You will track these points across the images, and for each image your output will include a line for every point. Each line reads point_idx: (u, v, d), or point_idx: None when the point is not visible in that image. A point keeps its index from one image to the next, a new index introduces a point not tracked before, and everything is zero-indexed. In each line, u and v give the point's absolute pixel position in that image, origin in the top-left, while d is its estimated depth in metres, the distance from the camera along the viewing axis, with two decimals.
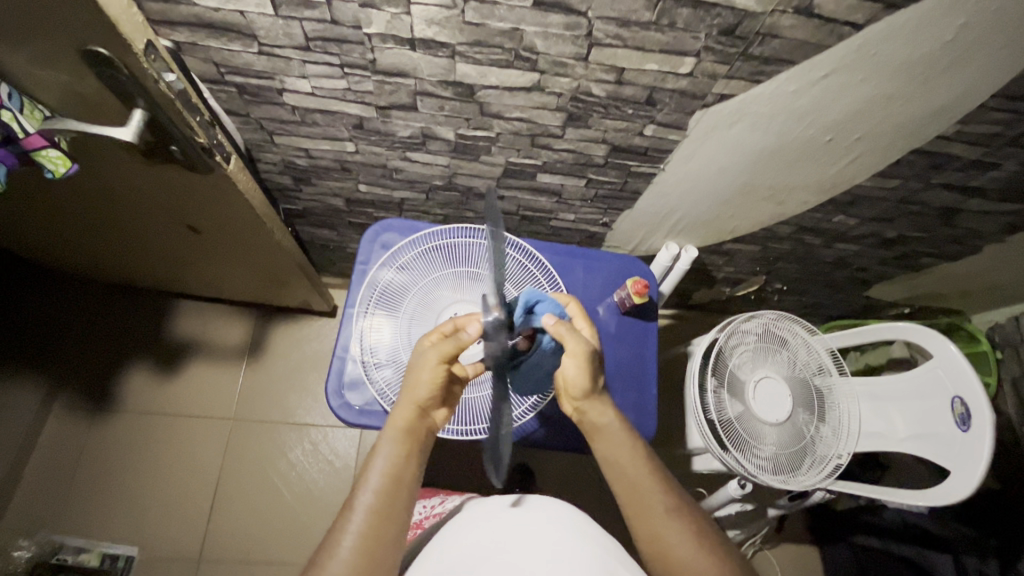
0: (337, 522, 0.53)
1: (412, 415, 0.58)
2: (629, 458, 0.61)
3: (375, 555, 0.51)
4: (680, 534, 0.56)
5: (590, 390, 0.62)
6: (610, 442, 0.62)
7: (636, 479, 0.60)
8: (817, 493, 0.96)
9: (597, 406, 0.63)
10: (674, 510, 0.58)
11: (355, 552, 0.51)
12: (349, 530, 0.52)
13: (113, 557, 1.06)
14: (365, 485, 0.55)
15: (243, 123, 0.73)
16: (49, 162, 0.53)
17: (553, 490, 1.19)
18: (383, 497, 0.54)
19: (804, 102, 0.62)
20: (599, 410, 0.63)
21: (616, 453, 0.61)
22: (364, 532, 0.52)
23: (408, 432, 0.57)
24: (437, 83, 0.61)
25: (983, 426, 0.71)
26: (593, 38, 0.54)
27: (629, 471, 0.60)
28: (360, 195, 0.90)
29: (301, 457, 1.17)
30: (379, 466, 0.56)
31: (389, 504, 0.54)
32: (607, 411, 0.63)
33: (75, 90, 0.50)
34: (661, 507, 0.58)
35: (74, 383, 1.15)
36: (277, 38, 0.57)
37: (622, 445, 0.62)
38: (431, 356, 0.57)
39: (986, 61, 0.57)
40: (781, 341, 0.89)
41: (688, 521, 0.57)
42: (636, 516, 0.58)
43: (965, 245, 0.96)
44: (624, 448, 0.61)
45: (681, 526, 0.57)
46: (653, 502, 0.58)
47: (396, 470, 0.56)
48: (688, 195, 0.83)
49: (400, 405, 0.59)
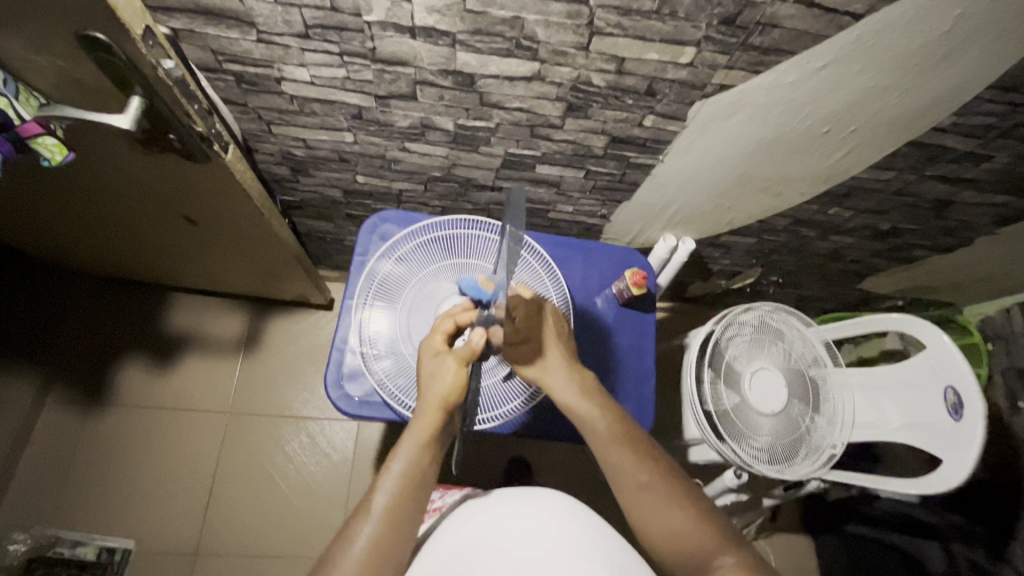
0: (351, 522, 0.53)
1: (437, 421, 0.60)
2: (600, 433, 0.63)
3: (387, 557, 0.51)
4: (659, 506, 0.56)
5: (536, 374, 0.67)
6: (581, 421, 0.65)
7: (606, 452, 0.62)
8: (810, 483, 0.97)
9: (557, 385, 0.67)
10: (647, 484, 0.58)
11: (368, 553, 0.51)
12: (364, 531, 0.52)
13: (110, 550, 1.06)
14: (382, 487, 0.55)
15: (240, 112, 0.72)
16: (45, 150, 0.52)
17: (550, 481, 1.20)
18: (399, 501, 0.54)
19: (801, 94, 0.62)
20: (560, 390, 0.66)
21: (590, 429, 0.64)
22: (379, 533, 0.52)
23: (429, 439, 0.59)
24: (437, 72, 0.61)
25: (975, 414, 0.73)
26: (594, 27, 0.54)
27: (603, 448, 0.62)
28: (358, 186, 0.90)
29: (298, 450, 1.17)
30: (398, 469, 0.56)
31: (403, 508, 0.54)
32: (570, 388, 0.66)
33: (72, 76, 0.50)
34: (635, 481, 0.58)
35: (69, 376, 1.14)
36: (276, 26, 0.56)
37: (591, 422, 0.64)
38: (453, 362, 0.62)
39: (982, 52, 0.57)
40: (777, 332, 0.90)
41: (665, 492, 0.57)
42: (620, 490, 0.60)
43: (958, 237, 0.97)
44: (595, 424, 0.63)
45: (657, 496, 0.57)
46: (629, 474, 0.59)
47: (416, 475, 0.56)
48: (687, 186, 0.83)
49: (423, 410, 0.60)
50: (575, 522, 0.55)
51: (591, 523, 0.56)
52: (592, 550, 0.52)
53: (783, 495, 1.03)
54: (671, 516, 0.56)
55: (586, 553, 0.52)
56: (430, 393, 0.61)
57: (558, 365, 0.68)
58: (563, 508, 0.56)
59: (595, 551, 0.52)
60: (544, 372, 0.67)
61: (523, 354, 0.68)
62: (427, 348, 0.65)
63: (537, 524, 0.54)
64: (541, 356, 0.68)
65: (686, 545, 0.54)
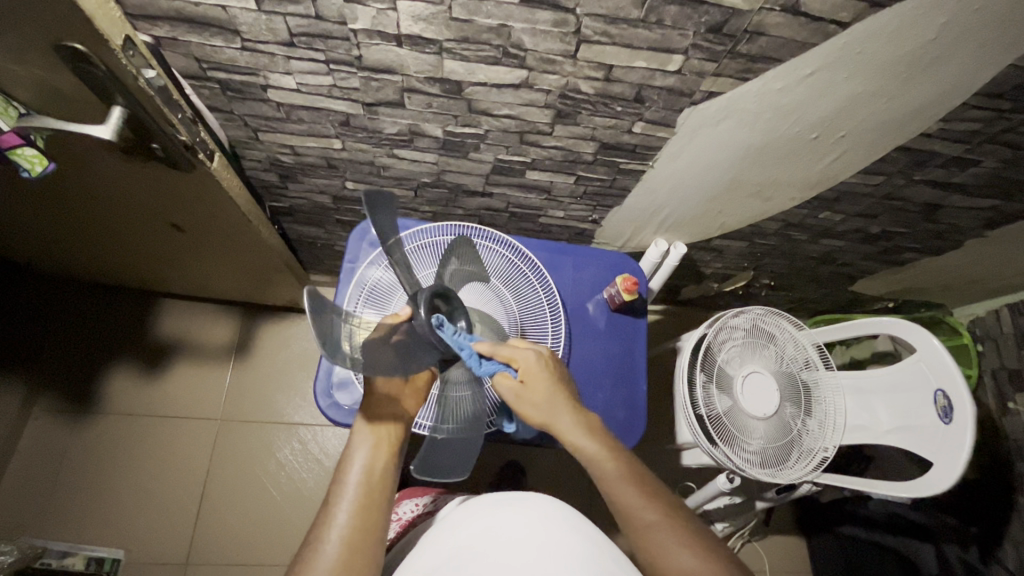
0: (321, 519, 0.53)
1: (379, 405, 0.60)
2: (607, 474, 0.59)
3: (364, 544, 0.51)
4: (669, 544, 0.54)
5: (544, 422, 0.63)
6: (587, 462, 0.61)
7: (615, 494, 0.58)
8: (803, 486, 0.97)
9: (564, 428, 0.62)
10: (655, 523, 0.56)
11: (344, 543, 0.51)
12: (336, 525, 0.52)
13: (99, 560, 1.05)
14: (347, 480, 0.55)
15: (227, 120, 0.72)
16: (24, 161, 0.52)
17: (543, 486, 1.20)
18: (366, 490, 0.55)
19: (789, 100, 0.62)
20: (568, 433, 0.62)
21: (595, 470, 0.60)
22: (352, 524, 0.52)
23: (381, 427, 0.59)
24: (424, 79, 0.61)
25: (965, 418, 0.73)
26: (582, 35, 0.53)
27: (611, 490, 0.58)
28: (347, 192, 0.89)
29: (290, 457, 1.17)
30: (359, 459, 0.56)
31: (371, 496, 0.54)
32: (578, 430, 0.62)
33: (51, 85, 0.49)
34: (643, 521, 0.56)
35: (57, 385, 1.13)
36: (260, 34, 0.56)
37: (596, 461, 0.60)
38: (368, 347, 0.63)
39: (967, 59, 0.57)
40: (768, 336, 0.90)
41: (670, 530, 0.55)
42: (630, 537, 0.57)
43: (947, 240, 0.97)
44: (602, 464, 0.60)
45: (664, 536, 0.55)
46: (635, 513, 0.57)
47: (373, 461, 0.57)
48: (677, 190, 0.83)
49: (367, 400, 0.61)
50: (563, 524, 0.54)
51: (582, 528, 0.55)
52: (579, 552, 0.51)
53: (776, 498, 1.04)
54: (682, 555, 0.53)
55: (573, 558, 0.50)
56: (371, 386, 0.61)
57: (563, 408, 0.63)
58: (551, 513, 0.56)
59: (582, 552, 0.51)
60: (552, 418, 0.63)
61: (529, 401, 0.63)
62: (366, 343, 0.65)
63: (525, 526, 0.53)
64: (548, 400, 0.63)
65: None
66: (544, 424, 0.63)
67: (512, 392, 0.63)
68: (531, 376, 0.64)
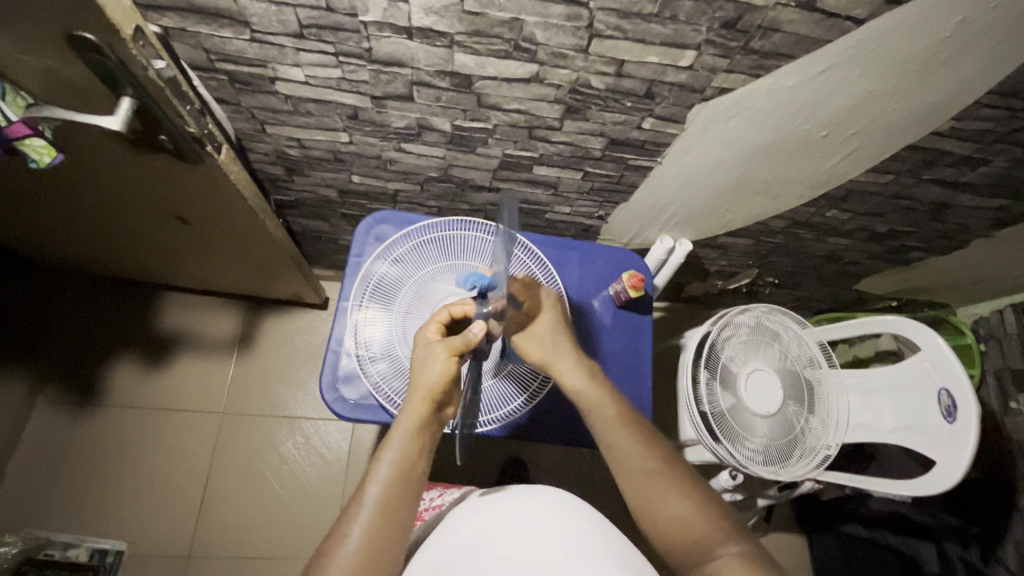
0: (344, 515, 0.53)
1: (424, 408, 0.58)
2: (606, 420, 0.62)
3: (384, 546, 0.51)
4: (665, 493, 0.57)
5: (541, 357, 0.66)
6: (587, 405, 0.64)
7: (612, 439, 0.61)
8: (804, 484, 0.98)
9: (563, 368, 0.65)
10: (654, 470, 0.58)
11: (365, 542, 0.50)
12: (358, 523, 0.51)
13: (102, 551, 1.05)
14: (375, 477, 0.54)
15: (234, 112, 0.71)
16: (32, 152, 0.51)
17: (545, 482, 1.20)
18: (393, 491, 0.54)
19: (802, 96, 0.62)
20: (566, 374, 0.65)
21: (595, 413, 0.63)
22: (374, 523, 0.51)
23: (418, 428, 0.57)
24: (434, 73, 0.60)
25: (968, 417, 0.73)
26: (594, 30, 0.53)
27: (609, 434, 0.61)
28: (353, 186, 0.89)
29: (292, 451, 1.17)
30: (391, 459, 0.55)
31: (399, 496, 0.54)
32: (577, 369, 0.65)
33: (60, 75, 0.49)
34: (643, 467, 0.59)
35: (60, 377, 1.13)
36: (270, 25, 0.55)
37: (596, 406, 0.63)
38: (441, 351, 0.59)
39: (981, 57, 0.57)
40: (772, 334, 0.89)
41: (671, 481, 0.58)
42: (622, 478, 0.60)
43: (954, 240, 0.97)
44: (604, 409, 0.63)
45: (665, 483, 0.58)
46: (636, 462, 0.59)
47: (405, 465, 0.55)
48: (686, 187, 0.82)
49: (411, 399, 0.59)
50: (576, 516, 0.54)
51: (594, 519, 0.55)
52: (595, 545, 0.51)
53: (778, 495, 1.04)
54: (676, 502, 0.56)
55: (590, 549, 0.50)
56: (416, 381, 0.59)
57: (563, 346, 0.67)
58: (566, 506, 0.55)
59: (599, 545, 0.51)
60: (551, 355, 0.66)
61: (530, 334, 0.67)
62: (421, 337, 0.62)
63: (539, 520, 0.53)
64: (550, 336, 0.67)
65: (689, 533, 0.55)
66: (542, 362, 0.66)
67: (520, 323, 0.67)
68: (536, 310, 0.68)
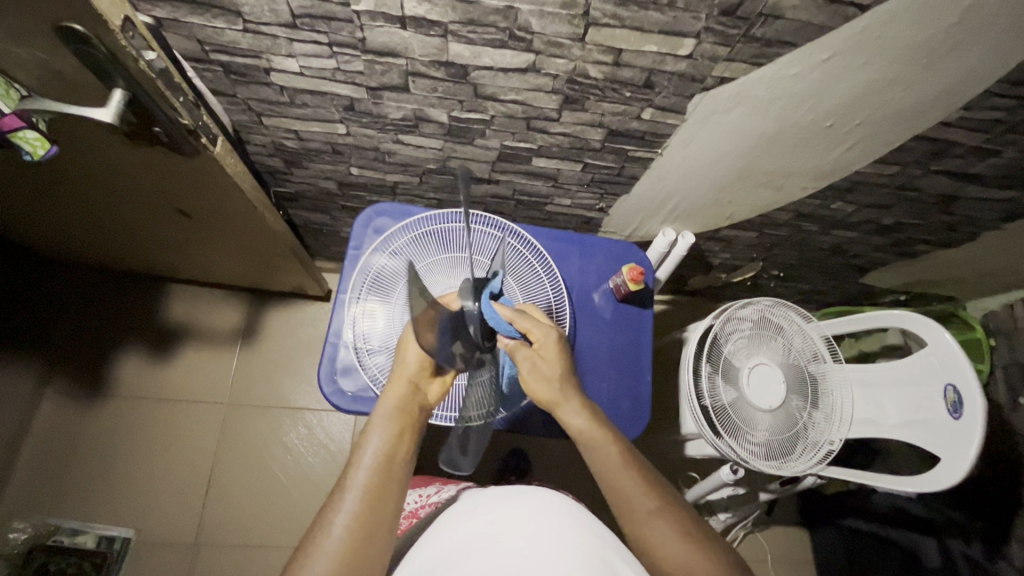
0: (329, 503, 0.52)
1: (404, 390, 0.60)
2: (610, 460, 0.60)
3: (371, 533, 0.51)
4: (667, 535, 0.55)
5: (551, 398, 0.64)
6: (590, 447, 0.62)
7: (616, 480, 0.59)
8: (807, 480, 0.97)
9: (568, 410, 0.64)
10: (656, 511, 0.57)
11: (350, 529, 0.50)
12: (343, 510, 0.51)
13: (110, 538, 1.07)
14: (360, 463, 0.54)
15: (230, 104, 0.71)
16: (26, 144, 0.51)
17: (545, 474, 1.20)
18: (378, 478, 0.54)
19: (804, 86, 0.61)
20: (571, 415, 0.63)
21: (598, 456, 0.61)
22: (360, 509, 0.51)
23: (400, 408, 0.59)
24: (429, 63, 0.59)
25: (974, 413, 0.72)
26: (590, 18, 0.52)
27: (611, 478, 0.60)
28: (352, 178, 0.89)
29: (296, 441, 1.18)
30: (375, 444, 0.56)
31: (383, 481, 0.54)
32: (582, 412, 0.63)
33: (52, 68, 0.49)
34: (643, 508, 0.57)
35: (66, 367, 1.14)
36: (262, 15, 0.55)
37: (601, 447, 0.61)
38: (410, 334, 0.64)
39: (991, 44, 0.55)
40: (776, 328, 0.88)
41: (673, 520, 0.56)
42: (626, 521, 0.58)
43: (962, 232, 0.95)
44: (607, 450, 0.61)
45: (665, 523, 0.56)
46: (638, 502, 0.58)
47: (389, 447, 0.56)
48: (687, 178, 0.81)
49: (391, 384, 0.61)
50: (565, 516, 0.54)
51: (580, 520, 0.55)
52: (582, 549, 0.51)
53: (780, 490, 1.02)
54: (678, 547, 0.55)
55: (575, 553, 0.50)
56: (399, 373, 0.61)
57: (570, 388, 0.65)
58: (552, 509, 0.55)
59: (585, 550, 0.50)
60: (559, 397, 0.64)
61: (541, 375, 0.64)
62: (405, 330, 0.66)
63: (526, 522, 0.53)
64: (558, 381, 0.64)
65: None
66: (548, 403, 0.64)
67: (529, 362, 0.64)
68: (547, 353, 0.65)
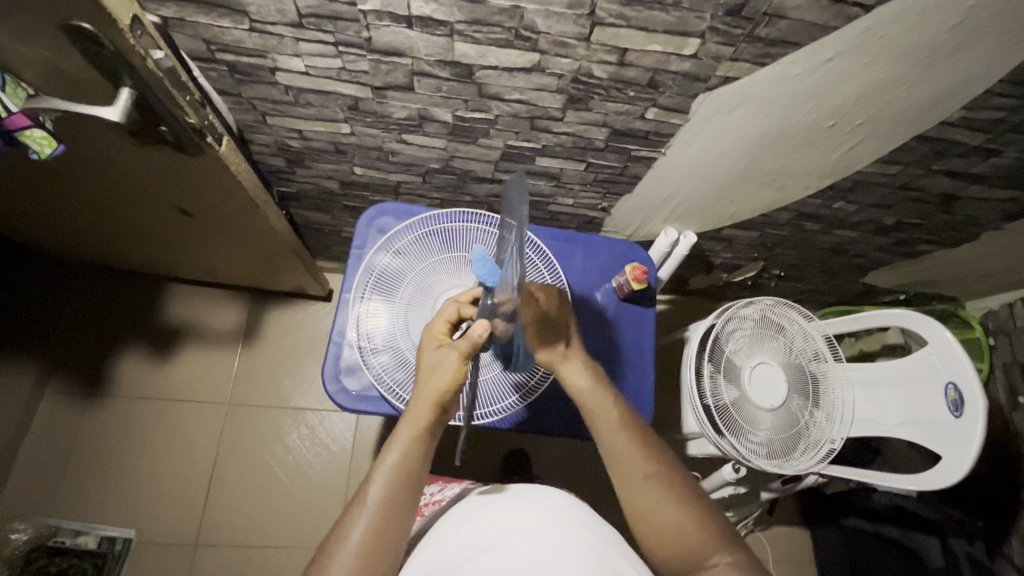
0: (345, 515, 0.53)
1: (430, 411, 0.57)
2: (606, 419, 0.62)
3: (386, 545, 0.51)
4: (660, 498, 0.56)
5: (553, 355, 0.65)
6: (588, 406, 0.63)
7: (612, 441, 0.60)
8: (809, 479, 0.97)
9: (570, 367, 0.65)
10: (653, 475, 0.57)
11: (364, 544, 0.50)
12: (358, 524, 0.51)
13: (111, 539, 1.07)
14: (377, 478, 0.54)
15: (235, 103, 0.71)
16: (33, 142, 0.50)
17: (547, 474, 1.20)
18: (394, 495, 0.53)
19: (807, 86, 0.61)
20: (573, 374, 0.64)
21: (597, 416, 0.62)
22: (375, 526, 0.51)
23: (422, 427, 0.57)
24: (435, 63, 0.60)
25: (975, 410, 0.72)
26: (595, 18, 0.52)
27: (610, 438, 0.60)
28: (355, 178, 0.89)
29: (298, 441, 1.17)
30: (393, 461, 0.55)
31: (398, 497, 0.53)
32: (583, 372, 0.64)
33: (59, 66, 0.49)
34: (642, 471, 0.58)
35: (67, 367, 1.14)
36: (268, 15, 0.55)
37: (597, 406, 0.62)
38: (451, 357, 0.59)
39: (994, 44, 0.56)
40: (778, 327, 0.89)
41: (668, 486, 0.57)
42: (619, 481, 0.59)
43: (963, 232, 0.95)
44: (604, 410, 0.62)
45: (660, 488, 0.57)
46: (633, 465, 0.58)
47: (408, 466, 0.55)
48: (690, 177, 0.81)
49: (416, 400, 0.58)
50: (570, 518, 0.54)
51: (585, 520, 0.55)
52: (589, 549, 0.51)
53: (782, 489, 1.02)
54: (671, 510, 0.55)
55: (581, 553, 0.50)
56: (426, 387, 0.58)
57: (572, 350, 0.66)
58: (558, 509, 0.55)
59: (592, 551, 0.51)
60: (561, 358, 0.65)
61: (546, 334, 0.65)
62: (430, 339, 0.62)
63: (532, 523, 0.53)
64: (563, 339, 0.66)
65: (681, 544, 0.54)
66: (549, 362, 0.65)
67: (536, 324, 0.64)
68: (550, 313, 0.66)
